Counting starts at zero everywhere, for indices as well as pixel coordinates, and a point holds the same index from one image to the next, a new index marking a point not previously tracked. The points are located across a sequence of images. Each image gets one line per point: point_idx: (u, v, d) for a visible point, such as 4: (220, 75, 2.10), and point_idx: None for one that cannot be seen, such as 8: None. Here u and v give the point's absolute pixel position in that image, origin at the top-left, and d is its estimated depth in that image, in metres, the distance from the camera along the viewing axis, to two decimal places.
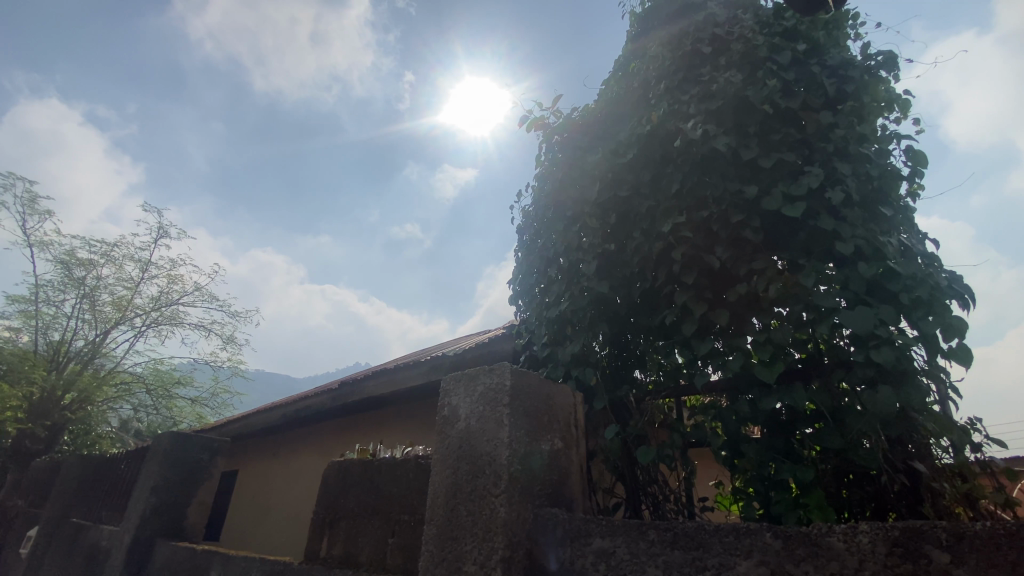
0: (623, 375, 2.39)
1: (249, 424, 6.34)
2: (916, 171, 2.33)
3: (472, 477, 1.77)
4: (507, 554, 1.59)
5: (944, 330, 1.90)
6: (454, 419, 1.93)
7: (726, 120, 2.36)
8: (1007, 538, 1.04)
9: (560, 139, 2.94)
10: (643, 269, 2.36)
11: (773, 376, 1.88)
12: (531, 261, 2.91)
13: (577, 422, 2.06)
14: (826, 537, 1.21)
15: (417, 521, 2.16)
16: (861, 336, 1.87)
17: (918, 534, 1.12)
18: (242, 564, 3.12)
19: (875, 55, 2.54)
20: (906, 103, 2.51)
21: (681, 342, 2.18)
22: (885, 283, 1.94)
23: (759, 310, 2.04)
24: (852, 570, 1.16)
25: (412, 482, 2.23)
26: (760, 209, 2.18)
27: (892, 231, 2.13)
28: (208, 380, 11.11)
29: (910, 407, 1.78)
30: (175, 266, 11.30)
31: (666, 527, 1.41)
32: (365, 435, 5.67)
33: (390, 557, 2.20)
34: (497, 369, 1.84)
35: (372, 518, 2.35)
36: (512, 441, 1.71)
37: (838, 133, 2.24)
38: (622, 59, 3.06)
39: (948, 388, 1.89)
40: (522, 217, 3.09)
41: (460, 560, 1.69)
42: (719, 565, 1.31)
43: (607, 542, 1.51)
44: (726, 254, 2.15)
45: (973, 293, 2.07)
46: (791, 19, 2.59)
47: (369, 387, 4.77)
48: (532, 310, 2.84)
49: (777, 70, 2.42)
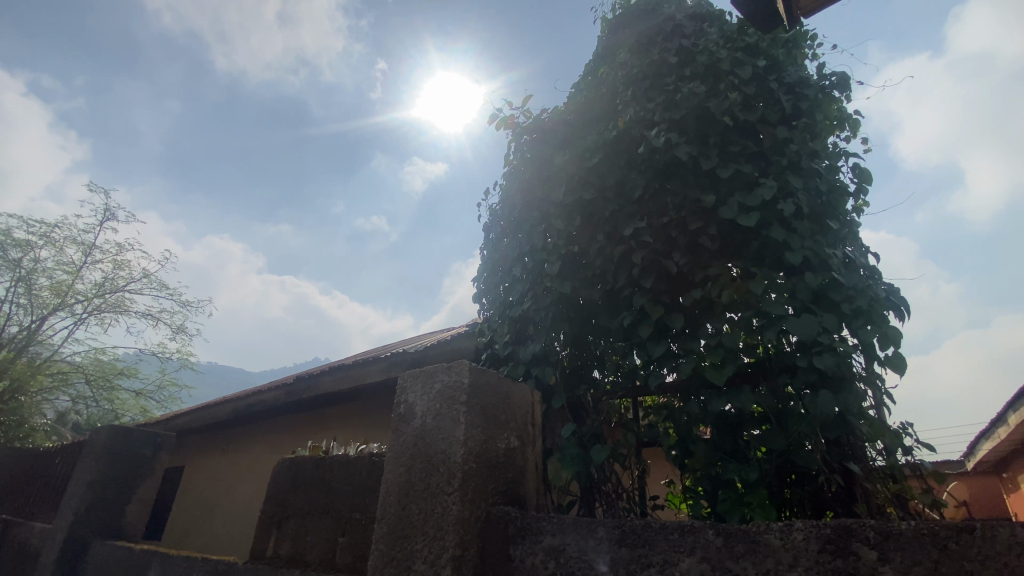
0: (582, 375, 2.42)
1: (197, 418, 6.09)
2: (861, 188, 2.46)
3: (425, 475, 1.76)
4: (458, 552, 1.59)
5: (881, 339, 2.02)
6: (410, 416, 1.90)
7: (688, 130, 2.42)
8: (928, 537, 1.12)
9: (528, 140, 2.96)
10: (604, 271, 2.41)
11: (723, 378, 1.95)
12: (495, 260, 2.91)
13: (535, 420, 2.07)
14: (763, 534, 1.26)
15: (369, 520, 2.12)
16: (806, 343, 1.97)
17: (849, 532, 1.18)
18: (182, 564, 2.99)
19: (830, 75, 2.67)
20: (855, 123, 2.65)
21: (639, 344, 2.22)
22: (829, 293, 2.05)
23: (713, 315, 2.12)
24: (786, 566, 1.21)
25: (365, 481, 2.19)
26: (717, 218, 2.26)
27: (838, 244, 2.24)
28: (155, 372, 10.58)
29: (848, 411, 1.88)
30: (122, 251, 10.71)
31: (614, 525, 1.45)
32: (319, 432, 5.52)
33: (340, 556, 2.16)
34: (455, 366, 1.83)
35: (322, 517, 2.29)
36: (468, 440, 1.71)
37: (793, 148, 2.34)
38: (592, 64, 3.11)
39: (883, 394, 2.01)
40: (488, 216, 3.09)
41: (410, 560, 1.68)
42: (663, 562, 1.35)
43: (557, 540, 1.53)
44: (683, 260, 2.22)
45: (908, 305, 2.21)
46: (753, 35, 2.69)
47: (326, 382, 4.66)
48: (495, 308, 2.85)
49: (738, 84, 2.51)
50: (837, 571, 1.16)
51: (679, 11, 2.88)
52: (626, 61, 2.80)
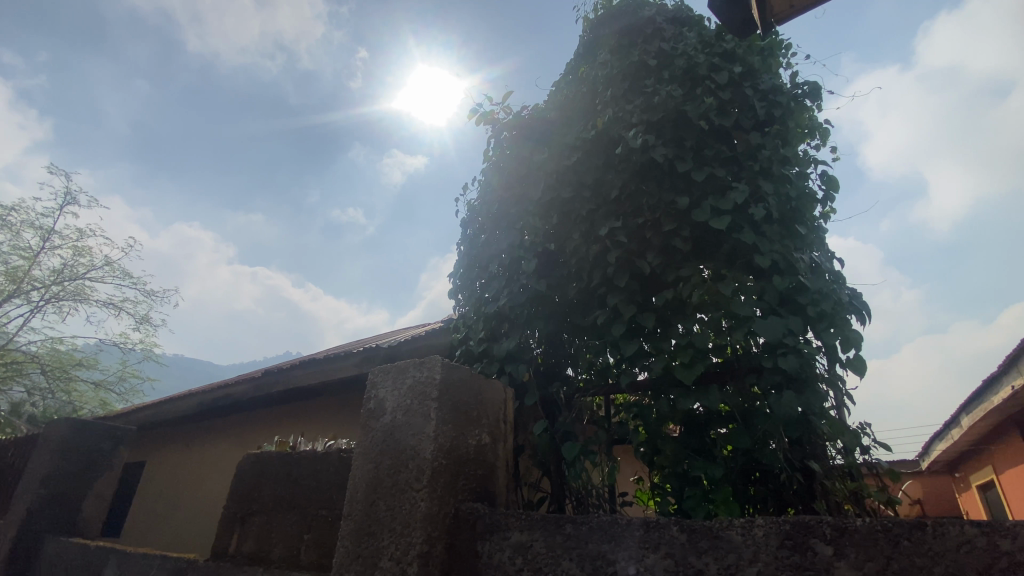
0: (555, 372, 2.43)
1: (160, 411, 5.90)
2: (828, 195, 2.54)
3: (394, 472, 1.74)
4: (425, 549, 1.58)
5: (843, 342, 2.09)
6: (380, 412, 1.88)
7: (665, 133, 2.46)
8: (881, 534, 1.16)
9: (507, 136, 2.95)
10: (579, 270, 2.42)
11: (692, 377, 1.98)
12: (472, 256, 2.90)
13: (507, 417, 2.07)
14: (726, 530, 1.29)
15: (335, 516, 2.09)
16: (772, 344, 2.02)
17: (807, 528, 1.21)
18: (140, 563, 2.89)
19: (802, 85, 2.74)
20: (825, 132, 2.73)
21: (611, 343, 2.24)
22: (795, 296, 2.10)
23: (683, 315, 2.15)
24: (747, 561, 1.24)
25: (333, 477, 2.16)
26: (690, 220, 2.29)
27: (805, 249, 2.31)
28: (115, 364, 10.20)
29: (810, 411, 1.94)
30: (83, 237, 10.28)
31: (582, 521, 1.46)
32: (288, 427, 5.41)
33: (305, 553, 2.12)
34: (427, 362, 1.82)
35: (287, 513, 2.25)
36: (438, 436, 1.70)
37: (765, 154, 2.40)
38: (573, 64, 3.13)
39: (844, 395, 2.08)
40: (465, 211, 3.07)
41: (376, 557, 1.66)
42: (629, 558, 1.37)
43: (525, 536, 1.54)
44: (656, 261, 2.25)
45: (869, 309, 2.29)
46: (731, 41, 2.74)
47: (296, 376, 4.57)
48: (471, 305, 2.83)
49: (714, 89, 2.56)
50: (795, 566, 1.20)
51: (659, 14, 2.92)
52: (606, 62, 2.82)
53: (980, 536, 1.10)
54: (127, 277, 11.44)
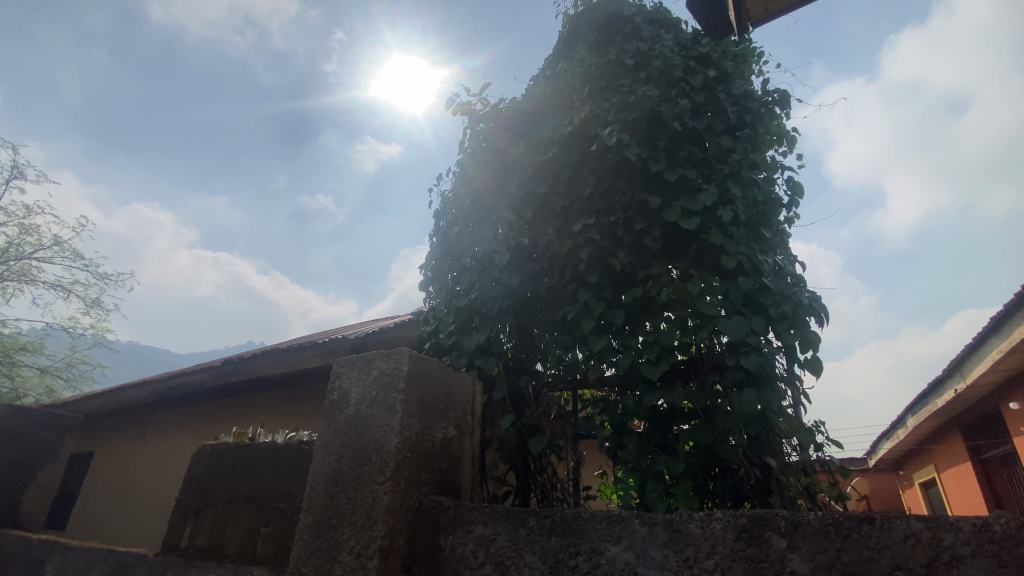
0: (524, 367, 2.42)
1: (110, 400, 5.64)
2: (793, 201, 2.61)
3: (357, 464, 1.70)
4: (386, 543, 1.56)
5: (802, 343, 2.16)
6: (344, 403, 1.84)
7: (640, 132, 2.48)
8: (833, 527, 1.20)
9: (484, 128, 2.93)
10: (552, 265, 2.43)
11: (657, 374, 2.01)
12: (444, 248, 2.86)
13: (474, 411, 2.06)
14: (686, 523, 1.32)
15: (294, 509, 2.04)
16: (735, 343, 2.07)
17: (763, 521, 1.25)
18: (85, 557, 2.75)
19: (772, 92, 2.81)
20: (792, 139, 2.81)
21: (581, 339, 2.26)
22: (759, 297, 2.16)
23: (651, 313, 2.19)
24: (705, 554, 1.27)
25: (293, 469, 2.10)
26: (661, 220, 2.33)
27: (770, 252, 2.37)
28: (63, 349, 9.66)
29: (768, 409, 2.00)
30: (29, 214, 9.69)
31: (545, 514, 1.47)
32: (247, 418, 5.26)
33: (261, 546, 2.06)
34: (394, 354, 1.78)
35: (243, 505, 2.19)
36: (403, 428, 1.67)
37: (734, 158, 2.45)
38: (551, 59, 3.13)
39: (801, 394, 2.15)
40: (439, 202, 3.03)
41: (335, 550, 1.63)
42: (590, 550, 1.38)
43: (488, 530, 1.53)
44: (627, 258, 2.27)
45: (827, 311, 2.38)
46: (706, 45, 2.78)
47: (258, 366, 4.44)
48: (442, 297, 2.80)
49: (688, 91, 2.60)
50: (750, 558, 1.23)
51: (638, 15, 2.95)
52: (585, 59, 2.83)
53: (924, 531, 1.15)
54: (78, 258, 10.87)
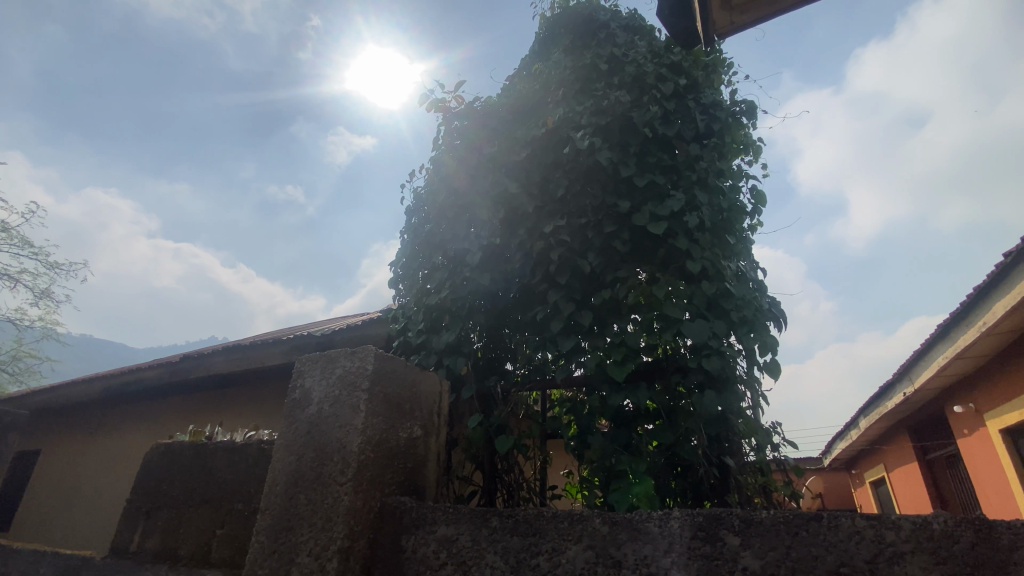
0: (493, 367, 2.42)
1: (58, 396, 5.38)
2: (756, 209, 2.70)
3: (317, 465, 1.67)
4: (345, 545, 1.53)
5: (762, 346, 2.23)
6: (305, 402, 1.80)
7: (611, 137, 2.53)
8: (783, 525, 1.25)
9: (458, 127, 2.92)
10: (523, 265, 2.45)
11: (623, 374, 2.05)
12: (415, 245, 2.84)
13: (441, 410, 2.04)
14: (645, 522, 1.35)
15: (252, 510, 1.98)
16: (698, 346, 2.13)
17: (718, 519, 1.28)
18: (26, 561, 2.62)
19: (740, 102, 2.90)
20: (757, 149, 2.90)
21: (549, 339, 2.28)
22: (722, 302, 2.22)
23: (618, 314, 2.22)
24: (661, 552, 1.30)
25: (251, 469, 2.04)
26: (630, 224, 2.37)
27: (733, 257, 2.44)
28: (8, 342, 9.14)
29: (728, 410, 2.07)
30: None
31: (508, 514, 1.47)
32: (206, 416, 5.08)
33: (216, 548, 2.00)
34: (359, 352, 1.76)
35: (198, 506, 2.12)
36: (366, 428, 1.65)
37: (702, 165, 2.51)
38: (527, 60, 3.15)
39: (759, 395, 2.23)
40: (411, 199, 3.00)
41: (294, 552, 1.59)
42: (551, 550, 1.40)
43: (451, 530, 1.53)
44: (596, 261, 2.30)
45: (785, 316, 2.47)
46: (678, 54, 2.84)
47: (219, 362, 4.30)
48: (411, 295, 2.77)
49: (660, 98, 2.65)
50: (705, 556, 1.27)
51: (613, 21, 3.00)
52: (559, 63, 2.86)
53: (867, 528, 1.20)
54: (27, 247, 10.32)
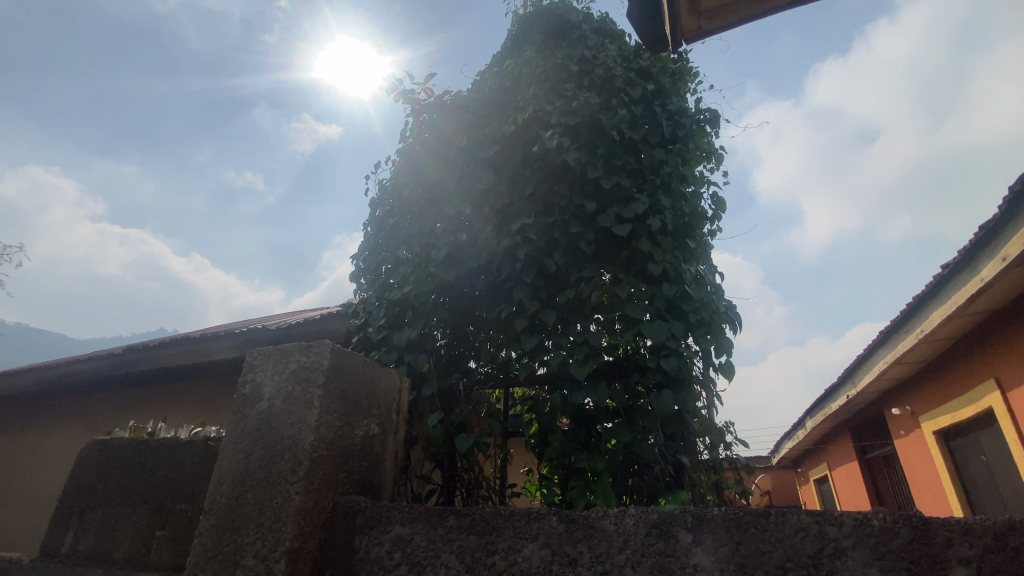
0: (456, 365, 2.39)
1: None
2: (716, 215, 2.78)
3: (267, 464, 1.61)
4: (294, 545, 1.48)
5: (718, 348, 2.30)
6: (256, 398, 1.73)
7: (580, 138, 2.54)
8: (734, 521, 1.28)
9: (426, 120, 2.88)
10: (489, 262, 2.43)
11: (584, 373, 2.06)
12: (379, 239, 2.78)
13: (400, 408, 2.00)
14: (601, 520, 1.36)
15: (196, 511, 1.89)
16: (657, 346, 2.17)
17: (672, 517, 1.31)
18: None
19: (704, 111, 2.97)
20: (719, 157, 2.98)
21: (513, 337, 2.27)
22: (681, 304, 2.27)
23: (582, 314, 2.24)
24: (616, 549, 1.32)
25: (195, 467, 1.95)
26: (596, 225, 2.39)
27: (693, 261, 2.50)
28: None
29: (684, 409, 2.12)
30: None
31: (464, 513, 1.46)
32: (150, 411, 4.83)
33: (155, 552, 1.90)
34: (315, 347, 1.70)
35: (136, 507, 2.01)
36: (319, 425, 1.60)
37: (666, 170, 2.55)
38: (499, 56, 3.13)
39: (714, 395, 2.30)
40: (376, 191, 2.94)
41: (239, 554, 1.53)
42: (508, 548, 1.39)
43: (406, 530, 1.50)
44: (562, 260, 2.30)
45: (740, 319, 2.55)
46: (647, 59, 2.89)
47: (167, 355, 4.11)
48: (373, 289, 2.71)
49: (627, 101, 2.68)
50: (659, 552, 1.29)
51: (584, 23, 3.03)
52: (531, 61, 2.86)
53: (812, 524, 1.25)
54: None
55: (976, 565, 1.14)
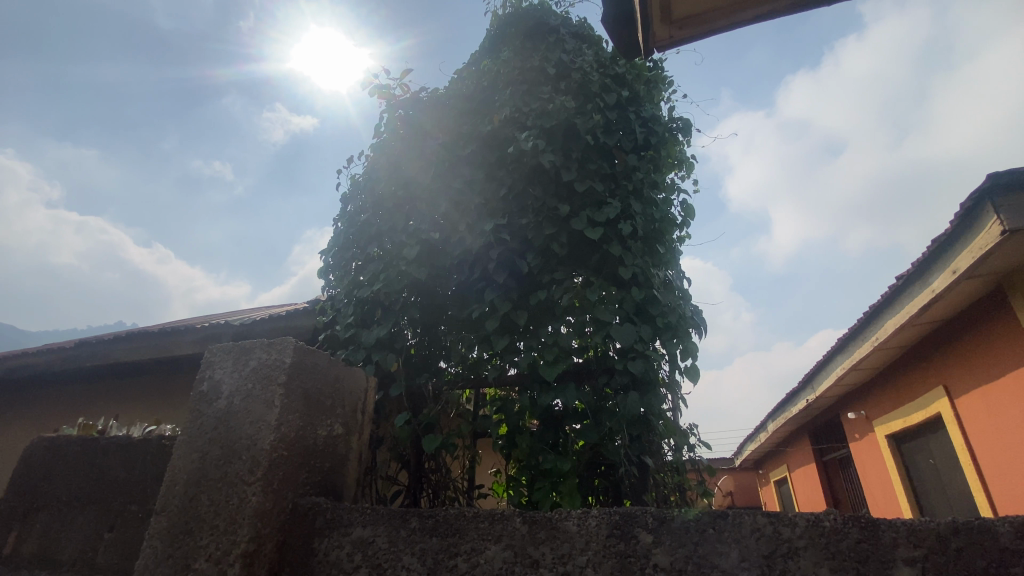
0: (425, 364, 2.37)
1: None
2: (686, 222, 2.83)
3: (223, 464, 1.56)
4: (250, 548, 1.44)
5: (683, 352, 2.35)
6: (214, 395, 1.68)
7: (555, 140, 2.56)
8: (693, 522, 1.30)
9: (401, 116, 2.84)
10: (461, 262, 2.42)
11: (553, 375, 2.07)
12: (350, 235, 2.73)
13: (366, 408, 1.97)
14: (564, 521, 1.37)
15: (147, 512, 1.82)
16: (625, 349, 2.20)
17: (633, 518, 1.33)
18: None
19: (677, 119, 3.03)
20: (690, 166, 3.05)
21: (483, 338, 2.27)
22: (649, 308, 2.31)
23: (553, 316, 2.25)
24: (579, 550, 1.33)
25: (148, 466, 1.88)
26: (569, 227, 2.40)
27: (662, 266, 2.54)
28: None
29: (649, 411, 2.15)
30: None
31: (428, 515, 1.45)
32: (103, 408, 4.62)
33: (102, 554, 1.82)
34: (277, 344, 1.66)
35: (83, 508, 1.92)
36: (280, 425, 1.56)
37: (638, 176, 2.59)
38: (476, 55, 3.13)
39: (679, 398, 2.34)
40: (348, 186, 2.89)
41: (191, 557, 1.48)
42: (470, 550, 1.39)
43: (367, 532, 1.48)
44: (534, 261, 2.31)
45: (706, 324, 2.61)
46: (623, 66, 2.93)
47: (122, 349, 3.94)
48: (342, 285, 2.66)
49: (603, 107, 2.71)
50: (620, 553, 1.31)
51: (562, 27, 3.06)
52: (508, 62, 2.86)
53: (767, 525, 1.28)
54: None
55: (920, 565, 1.19)
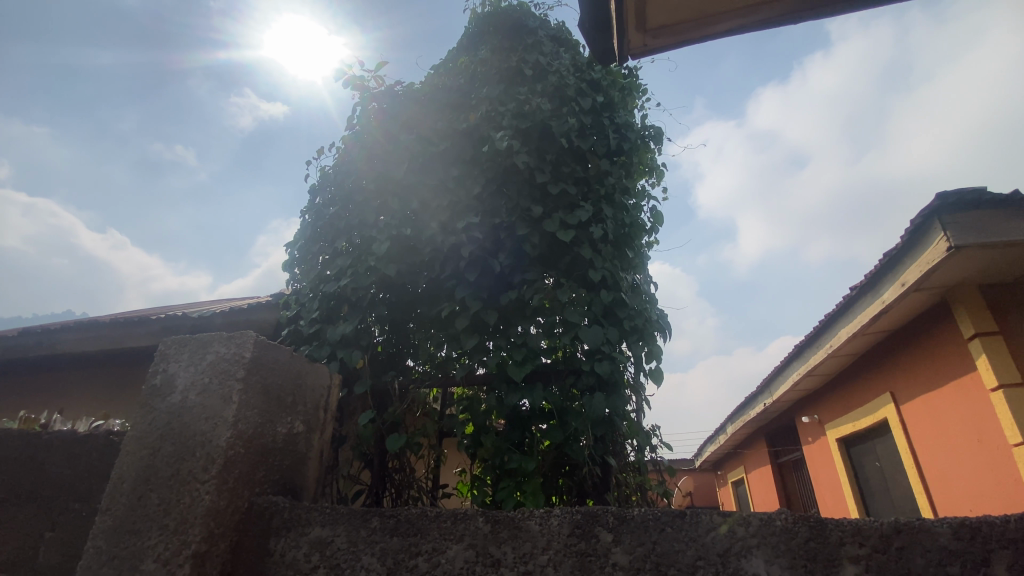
0: (392, 362, 2.35)
1: None
2: (655, 228, 2.89)
3: (175, 461, 1.50)
4: (202, 548, 1.39)
5: (648, 354, 2.40)
6: (167, 389, 1.61)
7: (530, 141, 2.56)
8: (652, 521, 1.33)
9: (375, 109, 2.80)
10: (432, 260, 2.39)
11: (521, 375, 2.08)
12: (317, 228, 2.67)
13: (328, 405, 1.93)
14: (526, 520, 1.38)
15: (92, 511, 1.74)
16: (592, 350, 2.22)
17: (595, 517, 1.35)
18: None
19: (649, 127, 3.09)
20: (661, 173, 3.11)
21: (452, 336, 2.26)
22: (617, 311, 2.35)
23: (523, 316, 2.26)
24: (540, 549, 1.34)
25: (94, 463, 1.79)
26: (541, 229, 2.42)
27: (630, 270, 2.59)
28: None
29: (614, 412, 2.18)
30: None
31: (390, 514, 1.43)
32: (46, 400, 4.38)
33: (41, 555, 1.73)
34: (237, 338, 1.61)
35: (19, 507, 1.82)
36: (237, 421, 1.51)
37: (610, 180, 2.63)
38: (454, 52, 3.11)
39: (643, 400, 2.39)
40: (317, 178, 2.83)
41: (137, 559, 1.42)
42: (431, 550, 1.38)
43: (327, 531, 1.45)
44: (506, 261, 2.31)
45: (671, 329, 2.67)
46: (599, 72, 2.97)
47: (69, 339, 3.75)
48: (308, 279, 2.60)
49: (578, 111, 2.73)
50: (581, 552, 1.32)
51: (540, 29, 3.07)
52: (485, 61, 2.86)
53: (723, 524, 1.32)
54: None
55: (863, 563, 1.24)
